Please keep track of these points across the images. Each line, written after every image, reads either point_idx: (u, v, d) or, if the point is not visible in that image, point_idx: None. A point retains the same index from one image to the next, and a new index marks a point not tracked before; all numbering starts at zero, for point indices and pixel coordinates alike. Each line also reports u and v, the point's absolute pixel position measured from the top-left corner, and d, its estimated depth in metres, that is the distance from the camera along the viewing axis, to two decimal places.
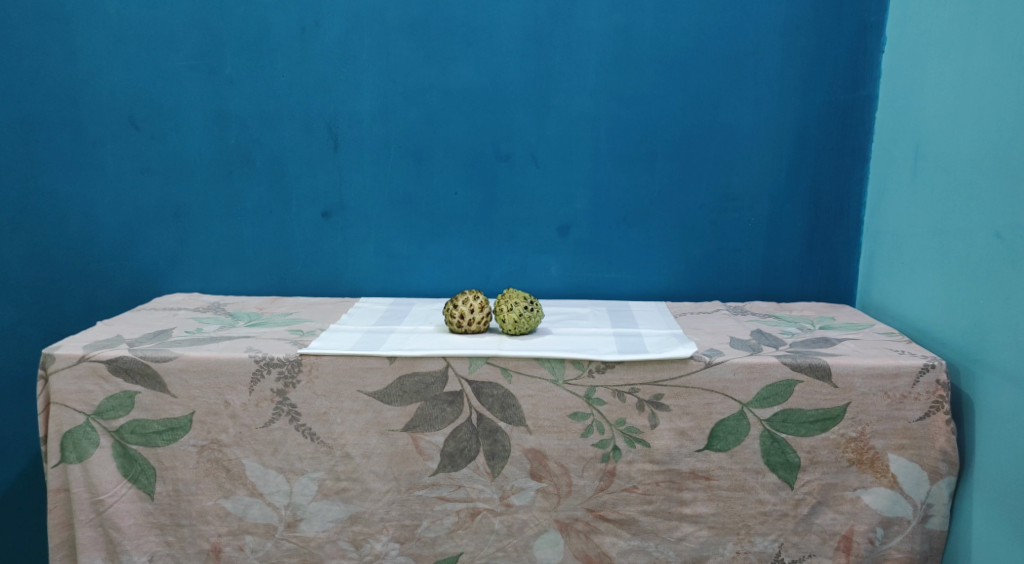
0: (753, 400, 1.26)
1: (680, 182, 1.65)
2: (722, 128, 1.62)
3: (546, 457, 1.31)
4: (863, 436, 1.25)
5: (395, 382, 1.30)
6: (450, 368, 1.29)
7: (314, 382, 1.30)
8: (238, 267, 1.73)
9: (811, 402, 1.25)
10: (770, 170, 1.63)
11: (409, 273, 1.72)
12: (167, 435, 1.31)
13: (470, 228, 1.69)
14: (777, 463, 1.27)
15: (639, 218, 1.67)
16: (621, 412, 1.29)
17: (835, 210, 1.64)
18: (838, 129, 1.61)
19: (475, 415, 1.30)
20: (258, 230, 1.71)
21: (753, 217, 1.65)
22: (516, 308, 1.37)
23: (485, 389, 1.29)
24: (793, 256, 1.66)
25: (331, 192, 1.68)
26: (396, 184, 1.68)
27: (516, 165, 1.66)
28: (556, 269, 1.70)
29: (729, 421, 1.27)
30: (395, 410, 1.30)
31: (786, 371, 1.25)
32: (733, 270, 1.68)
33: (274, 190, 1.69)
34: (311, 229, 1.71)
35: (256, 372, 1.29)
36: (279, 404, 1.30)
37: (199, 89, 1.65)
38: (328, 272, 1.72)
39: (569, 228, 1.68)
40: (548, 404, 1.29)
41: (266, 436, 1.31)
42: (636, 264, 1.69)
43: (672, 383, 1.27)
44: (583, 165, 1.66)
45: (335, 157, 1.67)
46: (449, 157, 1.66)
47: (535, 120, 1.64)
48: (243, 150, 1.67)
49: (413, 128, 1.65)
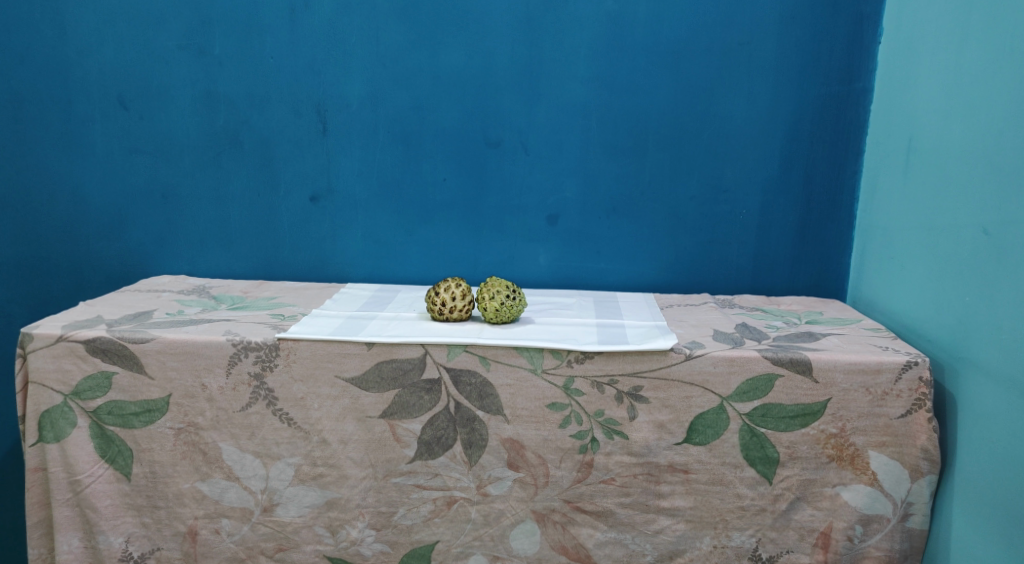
0: (733, 394, 1.24)
1: (671, 172, 1.63)
2: (715, 118, 1.60)
3: (523, 447, 1.30)
4: (843, 433, 1.23)
5: (372, 368, 1.29)
6: (429, 356, 1.28)
7: (292, 366, 1.29)
8: (226, 251, 1.72)
9: (792, 397, 1.23)
10: (763, 161, 1.61)
11: (396, 260, 1.71)
12: (144, 417, 1.31)
13: (458, 216, 1.68)
14: (755, 457, 1.25)
15: (629, 209, 1.65)
16: (600, 403, 1.27)
17: (827, 204, 1.61)
18: (833, 121, 1.58)
19: (453, 404, 1.29)
20: (246, 213, 1.70)
21: (745, 209, 1.63)
22: (498, 297, 1.36)
23: (464, 377, 1.28)
24: (784, 250, 1.64)
25: (319, 176, 1.67)
26: (385, 169, 1.66)
27: (506, 152, 1.64)
28: (545, 258, 1.69)
29: (708, 414, 1.25)
30: (373, 396, 1.29)
31: (767, 365, 1.23)
32: (723, 263, 1.66)
33: (263, 172, 1.68)
34: (298, 213, 1.69)
35: (233, 356, 1.28)
36: (256, 388, 1.29)
37: (188, 69, 1.64)
38: (315, 257, 1.72)
39: (558, 217, 1.67)
40: (527, 393, 1.28)
41: (242, 420, 1.30)
42: (625, 255, 1.68)
43: (651, 376, 1.26)
44: (574, 153, 1.64)
45: (324, 140, 1.66)
46: (438, 143, 1.65)
47: (526, 106, 1.62)
48: (232, 132, 1.66)
49: (403, 113, 1.64)
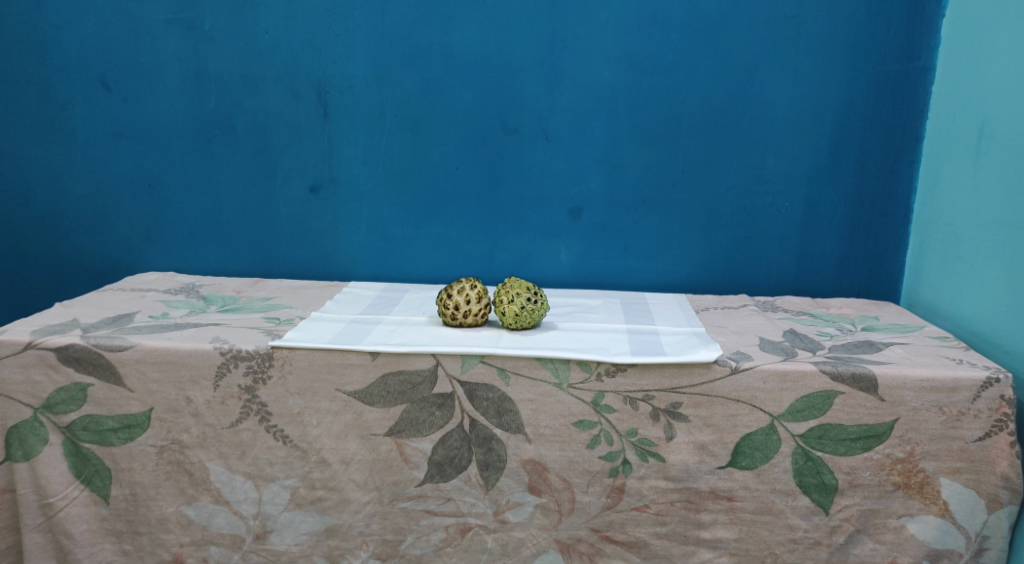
0: (786, 412, 1.10)
1: (707, 162, 1.48)
2: (756, 101, 1.44)
3: (546, 469, 1.16)
4: (911, 457, 1.09)
5: (378, 381, 1.15)
6: (441, 367, 1.14)
7: (287, 378, 1.15)
8: (218, 246, 1.58)
9: (853, 418, 1.09)
10: (809, 149, 1.45)
11: (404, 257, 1.56)
12: (123, 434, 1.17)
13: (472, 209, 1.53)
14: (810, 484, 1.10)
15: (660, 201, 1.50)
16: (633, 422, 1.13)
17: (880, 197, 1.46)
18: (889, 103, 1.42)
19: (467, 421, 1.15)
20: (240, 205, 1.56)
21: (788, 202, 1.48)
22: (518, 301, 1.22)
23: (480, 392, 1.14)
24: (831, 247, 1.49)
25: (320, 164, 1.53)
26: (391, 158, 1.52)
27: (524, 139, 1.49)
28: (566, 255, 1.54)
29: (757, 435, 1.11)
30: (378, 412, 1.15)
31: (825, 381, 1.08)
32: (763, 261, 1.51)
33: (258, 160, 1.54)
34: (297, 205, 1.55)
35: (221, 366, 1.14)
36: (248, 402, 1.15)
37: (176, 47, 1.49)
38: (316, 253, 1.57)
39: (582, 210, 1.52)
40: (550, 410, 1.14)
41: (232, 438, 1.16)
42: (655, 252, 1.53)
43: (692, 391, 1.11)
44: (600, 140, 1.49)
45: (325, 125, 1.51)
46: (450, 128, 1.50)
47: (546, 88, 1.47)
48: (224, 116, 1.52)
49: (411, 95, 1.49)
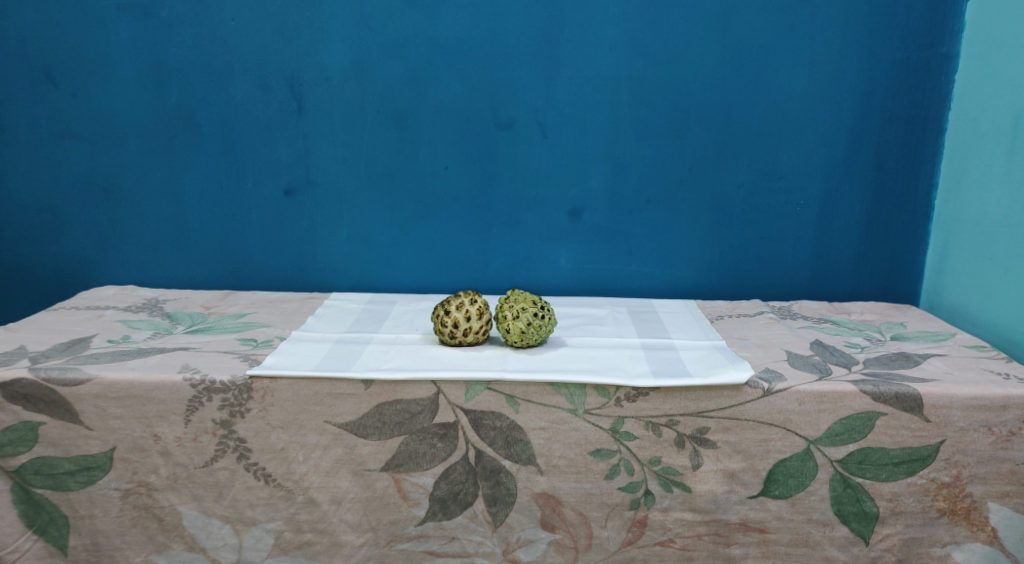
0: (824, 436, 1.01)
1: (717, 158, 1.37)
2: (769, 92, 1.34)
3: (560, 503, 1.05)
4: (957, 481, 1.01)
5: (372, 412, 1.02)
6: (442, 396, 1.02)
7: (269, 411, 1.02)
8: (183, 255, 1.44)
9: (896, 441, 1.00)
10: (825, 143, 1.35)
11: (390, 264, 1.44)
12: (82, 477, 1.03)
13: (463, 211, 1.40)
14: (849, 513, 1.02)
15: (666, 201, 1.39)
16: (656, 449, 1.03)
17: (901, 193, 1.36)
18: (910, 94, 1.32)
19: (473, 453, 1.03)
20: (206, 211, 1.42)
21: (803, 200, 1.38)
22: (524, 316, 1.09)
23: (486, 421, 1.03)
24: (849, 247, 1.40)
25: (296, 165, 1.39)
26: (374, 157, 1.38)
27: (519, 135, 1.37)
28: (566, 260, 1.42)
29: (791, 462, 1.01)
30: (373, 446, 1.03)
31: (866, 402, 1.00)
32: (776, 263, 1.41)
33: (225, 161, 1.39)
34: (270, 210, 1.41)
35: (193, 400, 1.01)
36: (224, 438, 1.02)
37: (129, 35, 1.34)
38: (293, 262, 1.44)
39: (582, 211, 1.40)
40: (565, 439, 1.03)
41: (207, 478, 1.03)
42: (661, 256, 1.42)
43: (721, 415, 1.01)
44: (601, 135, 1.37)
45: (299, 122, 1.37)
46: (438, 124, 1.37)
47: (543, 79, 1.35)
48: (185, 113, 1.37)
49: (395, 88, 1.35)
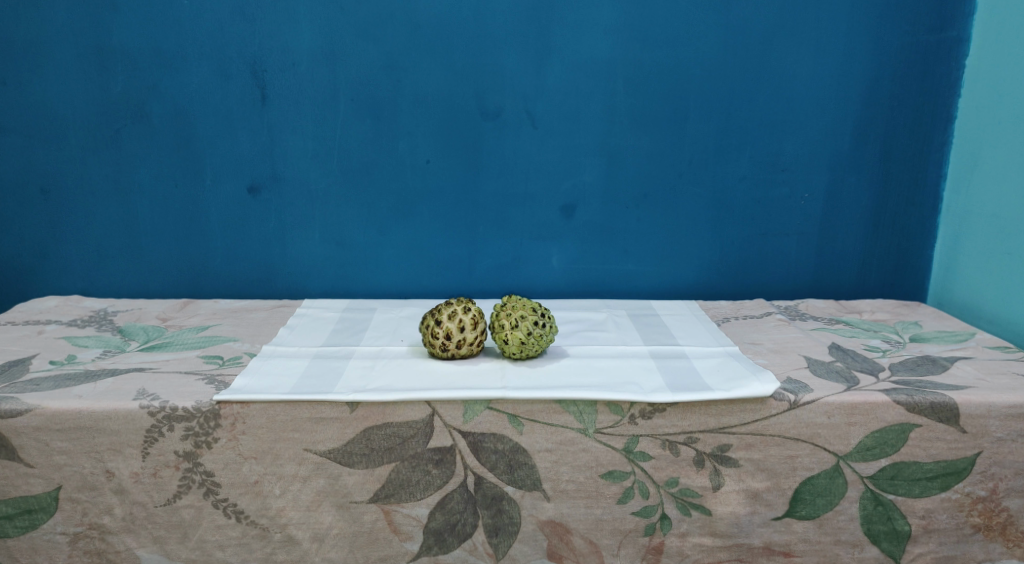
0: (854, 451, 0.93)
1: (718, 149, 1.28)
2: (773, 78, 1.25)
3: (569, 531, 0.95)
4: (994, 495, 0.94)
5: (357, 437, 0.91)
6: (437, 418, 0.91)
7: (240, 440, 0.89)
8: (135, 261, 1.30)
9: (929, 454, 0.93)
10: (831, 132, 1.27)
11: (367, 267, 1.32)
12: (22, 521, 0.90)
13: (447, 208, 1.29)
14: (880, 532, 0.95)
15: (664, 196, 1.30)
16: (673, 469, 0.94)
17: (909, 185, 1.30)
18: (919, 79, 1.25)
19: (472, 479, 0.93)
20: (159, 211, 1.28)
21: (808, 193, 1.30)
22: (524, 326, 0.99)
23: (487, 444, 0.92)
24: (855, 241, 1.32)
25: (260, 160, 1.26)
26: (348, 150, 1.26)
27: (507, 126, 1.26)
28: (558, 260, 1.32)
29: (819, 479, 0.93)
30: (359, 475, 0.91)
31: (899, 413, 0.92)
32: (780, 260, 1.33)
33: (180, 156, 1.25)
34: (232, 209, 1.28)
35: (152, 430, 0.87)
36: (188, 472, 0.89)
37: (67, 15, 1.20)
38: (259, 266, 1.31)
39: (575, 208, 1.30)
40: (574, 461, 0.93)
41: (168, 518, 0.90)
42: (660, 254, 1.33)
43: (744, 431, 0.92)
44: (595, 126, 1.27)
45: (263, 112, 1.24)
46: (418, 114, 1.25)
47: (533, 64, 1.24)
48: (134, 102, 1.23)
49: (370, 75, 1.23)
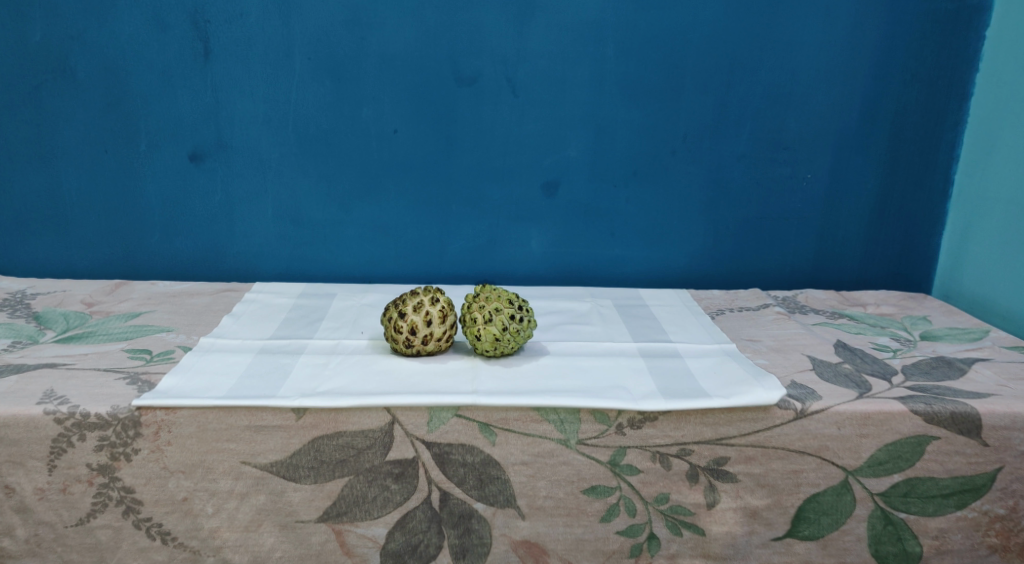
0: (865, 466, 0.83)
1: (715, 124, 1.16)
2: (778, 46, 1.14)
3: (545, 552, 0.84)
4: (1014, 514, 0.85)
5: (304, 448, 0.79)
6: (397, 426, 0.79)
7: (165, 451, 0.76)
8: (61, 236, 1.16)
9: (946, 469, 0.84)
10: (839, 107, 1.16)
11: (325, 247, 1.19)
12: None
13: (415, 184, 1.16)
14: (889, 554, 0.85)
15: (656, 174, 1.18)
16: (664, 485, 0.83)
17: (918, 166, 1.20)
18: (935, 51, 1.15)
19: (437, 495, 0.81)
20: (87, 179, 1.13)
21: (810, 174, 1.19)
22: (498, 320, 0.87)
23: (454, 456, 0.81)
24: (858, 227, 1.22)
25: (204, 125, 1.12)
26: (305, 116, 1.12)
27: (484, 93, 1.13)
28: (538, 243, 1.20)
29: (825, 497, 0.84)
30: (307, 491, 0.79)
31: (916, 424, 0.82)
32: (777, 246, 1.23)
33: (110, 117, 1.11)
34: (171, 179, 1.14)
35: (59, 440, 0.75)
36: (103, 488, 0.76)
37: None
38: (204, 244, 1.17)
39: (558, 185, 1.18)
40: (553, 475, 0.82)
41: (81, 540, 0.78)
42: (648, 238, 1.21)
43: (744, 443, 0.82)
44: (582, 95, 1.14)
45: (207, 70, 1.10)
46: (384, 77, 1.12)
47: (514, 24, 1.10)
48: (56, 55, 1.08)
49: (329, 30, 1.09)
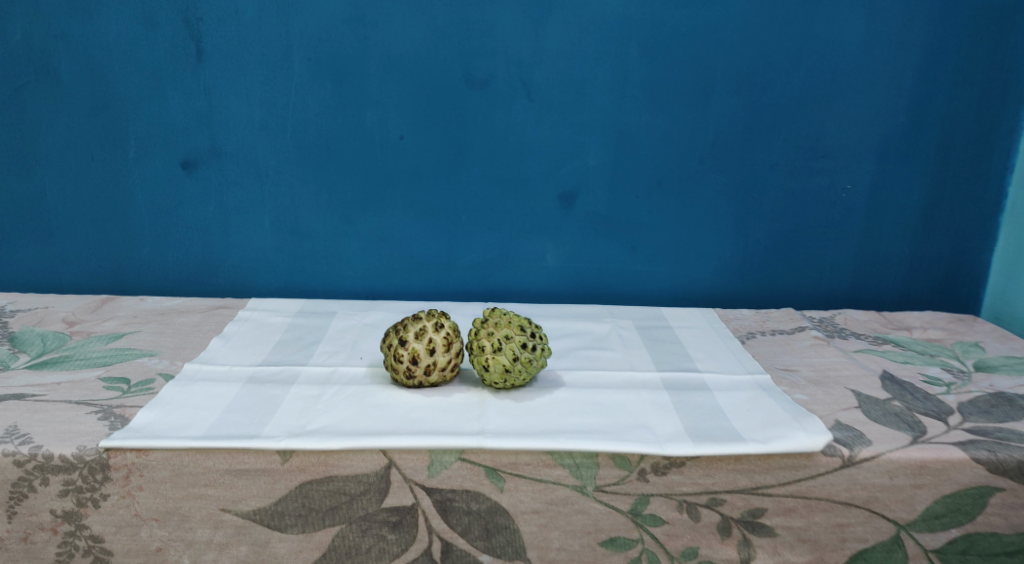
0: (919, 519, 0.74)
1: (748, 130, 1.07)
2: (818, 44, 1.04)
3: None
4: None
5: (292, 494, 0.71)
6: (394, 471, 0.71)
7: (136, 497, 0.69)
8: (46, 248, 1.09)
9: (1011, 524, 0.74)
10: (884, 112, 1.07)
11: (326, 261, 1.11)
12: None
13: (422, 194, 1.08)
14: None
15: (682, 184, 1.09)
16: (692, 537, 0.74)
17: (970, 176, 1.09)
18: (991, 50, 1.04)
19: (438, 546, 0.73)
20: (73, 187, 1.06)
21: (850, 185, 1.10)
22: (509, 350, 0.78)
23: (458, 504, 0.73)
24: (902, 242, 1.12)
25: (197, 130, 1.04)
26: (304, 121, 1.04)
27: (496, 96, 1.05)
28: (554, 257, 1.12)
29: (873, 553, 0.75)
30: (294, 542, 0.72)
31: (979, 474, 0.73)
32: (813, 262, 1.13)
33: (96, 122, 1.04)
34: (162, 189, 1.06)
35: (20, 484, 0.68)
36: (70, 537, 0.69)
37: None
38: (197, 257, 1.10)
39: (575, 196, 1.09)
40: (568, 525, 0.74)
41: None
42: (673, 252, 1.12)
43: (782, 493, 0.73)
44: (602, 98, 1.05)
45: (199, 71, 1.02)
46: (389, 79, 1.03)
47: (530, 21, 1.02)
48: (38, 56, 1.01)
49: (330, 28, 1.01)
